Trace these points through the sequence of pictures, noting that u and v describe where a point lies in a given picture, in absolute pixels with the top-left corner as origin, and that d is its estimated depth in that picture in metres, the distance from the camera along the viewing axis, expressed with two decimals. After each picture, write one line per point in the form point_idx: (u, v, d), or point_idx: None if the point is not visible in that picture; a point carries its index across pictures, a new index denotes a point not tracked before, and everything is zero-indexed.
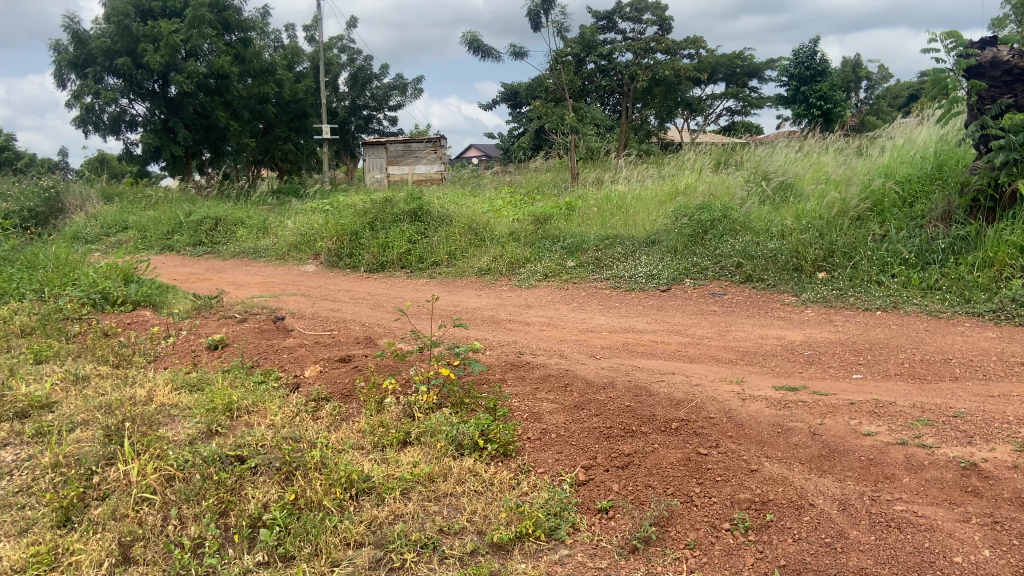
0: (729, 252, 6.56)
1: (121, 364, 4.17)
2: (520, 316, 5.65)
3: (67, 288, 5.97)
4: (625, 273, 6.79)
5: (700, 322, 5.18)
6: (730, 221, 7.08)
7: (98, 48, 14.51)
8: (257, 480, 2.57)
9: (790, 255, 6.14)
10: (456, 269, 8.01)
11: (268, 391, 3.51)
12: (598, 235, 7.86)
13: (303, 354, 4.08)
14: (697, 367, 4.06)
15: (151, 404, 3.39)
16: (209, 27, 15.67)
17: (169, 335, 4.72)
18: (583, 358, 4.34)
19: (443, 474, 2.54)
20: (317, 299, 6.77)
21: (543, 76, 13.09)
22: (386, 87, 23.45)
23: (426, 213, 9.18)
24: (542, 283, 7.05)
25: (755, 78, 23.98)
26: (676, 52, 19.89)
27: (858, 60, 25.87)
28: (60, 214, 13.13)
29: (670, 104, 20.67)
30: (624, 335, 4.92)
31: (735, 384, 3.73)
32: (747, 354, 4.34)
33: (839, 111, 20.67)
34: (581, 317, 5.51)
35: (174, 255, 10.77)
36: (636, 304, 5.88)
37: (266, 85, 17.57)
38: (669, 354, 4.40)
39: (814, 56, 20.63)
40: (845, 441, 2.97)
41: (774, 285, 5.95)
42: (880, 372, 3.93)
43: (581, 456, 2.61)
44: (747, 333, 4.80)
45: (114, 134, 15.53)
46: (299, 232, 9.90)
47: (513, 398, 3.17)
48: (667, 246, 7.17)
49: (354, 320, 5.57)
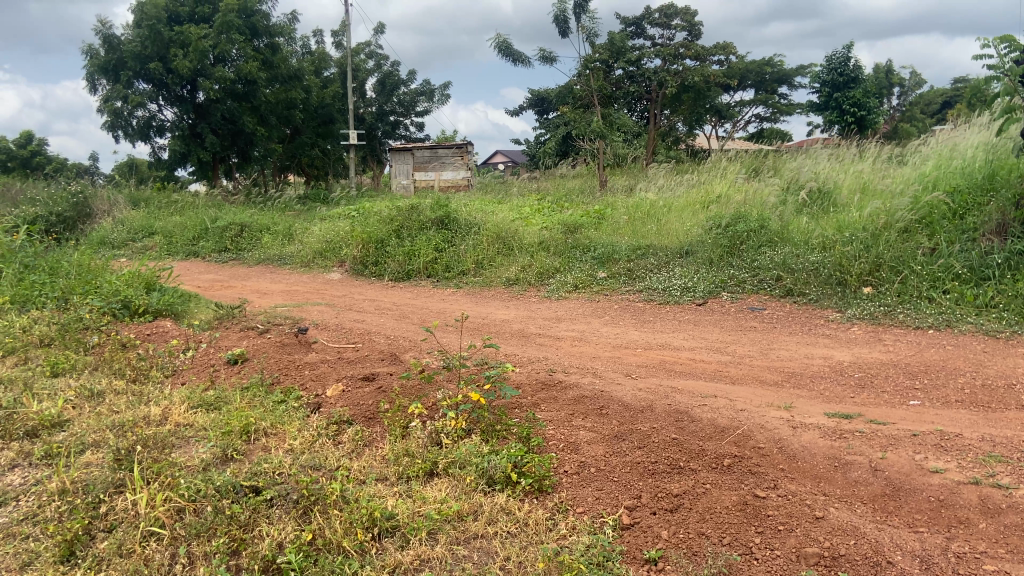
0: (767, 264, 6.30)
1: (138, 379, 4.05)
2: (550, 330, 5.44)
3: (89, 296, 5.88)
4: (659, 285, 6.55)
5: (740, 340, 4.92)
6: (768, 232, 6.82)
7: (128, 52, 14.59)
8: (274, 515, 2.40)
9: (833, 268, 5.84)
10: (484, 278, 7.82)
11: (288, 412, 3.33)
12: (630, 245, 7.62)
13: (325, 370, 3.91)
14: (742, 391, 3.81)
15: (166, 424, 3.24)
16: (238, 33, 15.70)
17: (188, 348, 4.59)
18: (618, 377, 4.11)
19: (473, 512, 2.35)
20: (342, 309, 6.62)
21: (571, 82, 12.89)
22: (413, 93, 23.39)
23: (452, 221, 9.01)
24: (572, 295, 6.83)
25: (785, 84, 23.56)
26: (705, 57, 19.58)
27: (890, 66, 25.30)
28: (88, 218, 13.19)
29: (699, 110, 20.36)
30: (660, 352, 4.69)
31: (784, 410, 3.48)
32: (794, 376, 4.07)
33: (873, 118, 20.21)
34: (613, 332, 5.28)
35: (199, 261, 10.72)
36: (670, 318, 5.64)
37: (294, 91, 17.58)
38: (710, 375, 4.15)
39: (847, 62, 20.19)
40: (910, 479, 2.72)
41: (816, 300, 5.68)
42: (940, 398, 3.65)
43: (625, 495, 2.41)
44: (791, 353, 4.54)
45: (142, 139, 15.61)
46: (325, 239, 9.80)
47: (547, 424, 2.96)
48: (701, 257, 6.92)
49: (378, 333, 5.41)
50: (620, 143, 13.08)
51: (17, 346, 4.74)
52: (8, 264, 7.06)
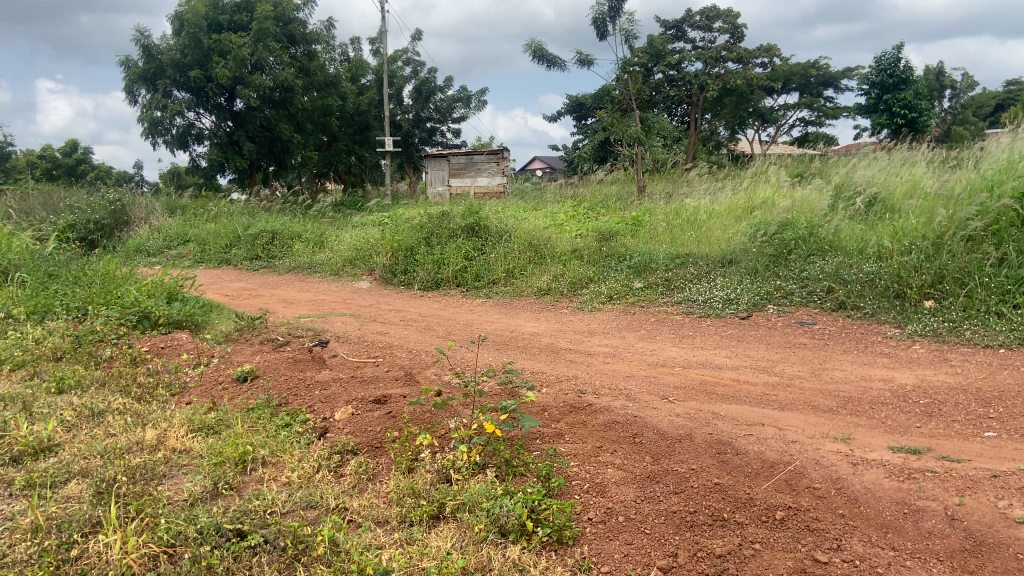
0: (817, 274, 5.90)
1: (142, 397, 3.83)
2: (582, 345, 5.10)
3: (107, 306, 5.74)
4: (699, 297, 6.17)
5: (789, 358, 4.52)
6: (818, 240, 6.39)
7: (168, 61, 14.66)
8: (257, 565, 2.11)
9: (890, 280, 5.41)
10: (515, 288, 7.52)
11: (291, 439, 3.05)
12: (668, 254, 7.23)
13: (336, 391, 3.62)
14: (792, 419, 3.43)
15: (159, 451, 3.00)
16: (275, 40, 15.67)
17: (198, 363, 4.38)
18: (653, 401, 3.75)
19: (480, 568, 2.04)
20: (366, 320, 6.38)
21: (609, 86, 12.54)
22: (450, 99, 23.24)
23: (484, 229, 8.72)
24: (606, 306, 6.48)
25: (831, 87, 22.84)
26: (748, 60, 19.05)
27: (940, 67, 24.39)
28: (126, 226, 13.23)
29: (741, 114, 19.80)
30: (700, 371, 4.32)
31: (842, 443, 3.09)
32: (851, 402, 3.67)
33: (924, 121, 19.45)
34: (649, 348, 4.92)
35: (230, 269, 10.63)
36: (711, 333, 5.26)
37: (330, 97, 17.53)
38: (755, 399, 3.76)
39: (898, 63, 19.43)
40: (994, 531, 2.33)
41: (873, 314, 5.25)
42: (1019, 430, 3.22)
43: (657, 552, 2.09)
44: (845, 374, 4.13)
45: (181, 147, 15.69)
46: (355, 247, 9.60)
47: (571, 459, 2.64)
48: (745, 267, 6.51)
49: (401, 347, 5.14)
50: (660, 148, 12.69)
51: (27, 359, 4.59)
52: (33, 273, 6.99)
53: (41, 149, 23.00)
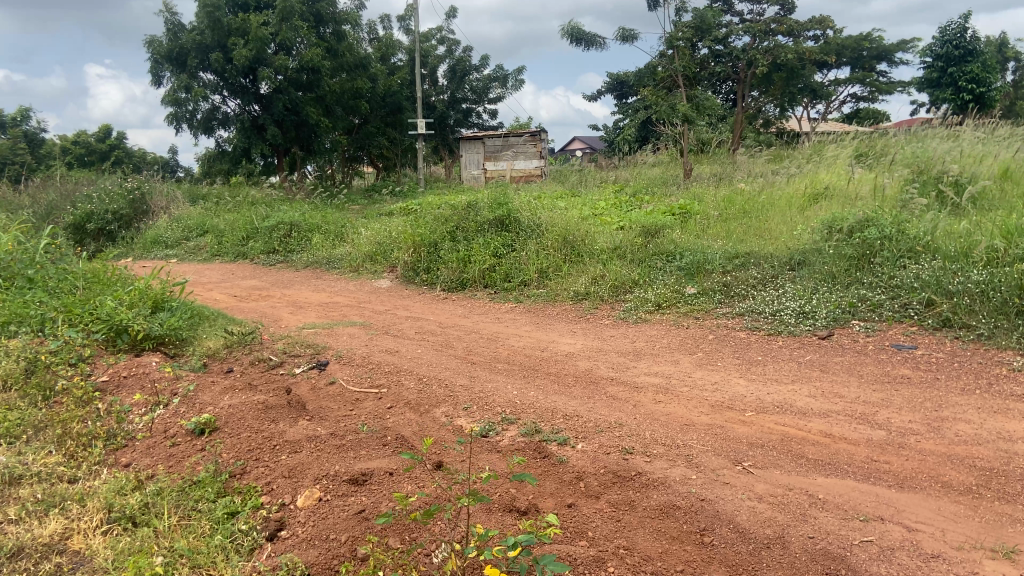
0: (910, 282, 4.91)
1: (75, 458, 3.04)
2: (626, 375, 4.18)
3: (79, 321, 4.96)
4: (766, 307, 5.19)
5: (893, 402, 3.53)
6: (909, 239, 5.35)
7: (191, 42, 13.94)
8: None
9: (1010, 292, 4.39)
10: (549, 291, 6.63)
11: (229, 545, 2.22)
12: (725, 253, 6.25)
13: (306, 460, 2.76)
14: (920, 508, 2.51)
15: (48, 567, 2.20)
16: (302, 20, 14.85)
17: (155, 405, 3.56)
18: (724, 471, 2.83)
19: None
20: (376, 333, 5.51)
21: (654, 61, 11.47)
22: (486, 79, 22.36)
23: (513, 221, 7.82)
24: (655, 317, 5.54)
25: (886, 61, 21.32)
26: (800, 33, 17.71)
27: (1004, 39, 22.65)
28: (145, 215, 12.59)
29: (792, 90, 18.46)
30: (782, 420, 3.36)
31: (1007, 563, 2.17)
32: (998, 480, 2.70)
33: (993, 96, 17.93)
34: (710, 381, 3.98)
35: (246, 263, 9.92)
36: (787, 359, 4.30)
37: (359, 79, 16.69)
38: (861, 471, 2.81)
39: (964, 33, 17.92)
40: None
41: (990, 336, 4.25)
42: None
43: None
44: (975, 431, 3.14)
45: (205, 131, 15.02)
46: (376, 241, 8.79)
47: None
48: (820, 270, 5.50)
49: (409, 372, 4.28)
50: (704, 128, 11.61)
51: None
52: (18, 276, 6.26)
53: (74, 134, 22.69)
